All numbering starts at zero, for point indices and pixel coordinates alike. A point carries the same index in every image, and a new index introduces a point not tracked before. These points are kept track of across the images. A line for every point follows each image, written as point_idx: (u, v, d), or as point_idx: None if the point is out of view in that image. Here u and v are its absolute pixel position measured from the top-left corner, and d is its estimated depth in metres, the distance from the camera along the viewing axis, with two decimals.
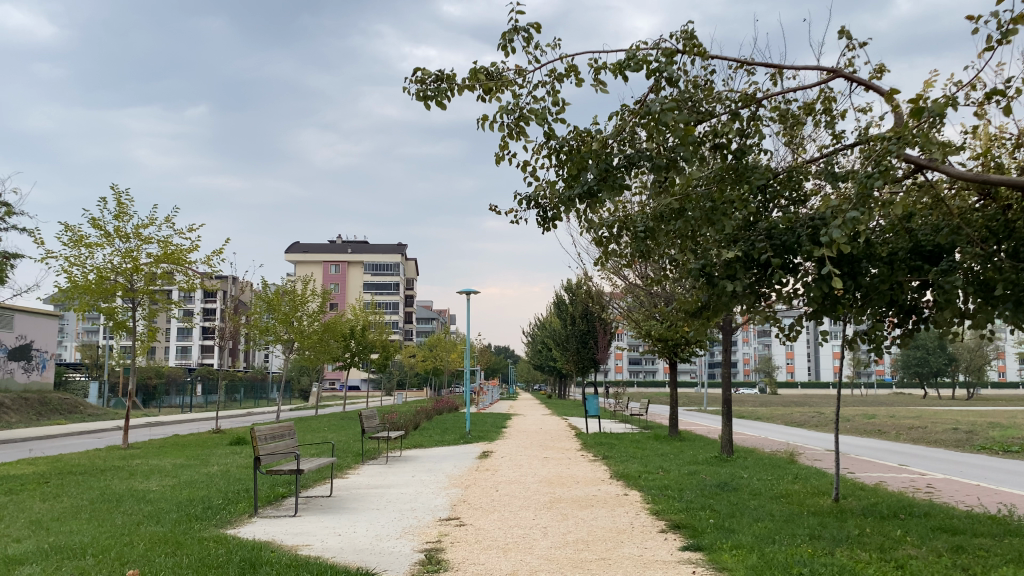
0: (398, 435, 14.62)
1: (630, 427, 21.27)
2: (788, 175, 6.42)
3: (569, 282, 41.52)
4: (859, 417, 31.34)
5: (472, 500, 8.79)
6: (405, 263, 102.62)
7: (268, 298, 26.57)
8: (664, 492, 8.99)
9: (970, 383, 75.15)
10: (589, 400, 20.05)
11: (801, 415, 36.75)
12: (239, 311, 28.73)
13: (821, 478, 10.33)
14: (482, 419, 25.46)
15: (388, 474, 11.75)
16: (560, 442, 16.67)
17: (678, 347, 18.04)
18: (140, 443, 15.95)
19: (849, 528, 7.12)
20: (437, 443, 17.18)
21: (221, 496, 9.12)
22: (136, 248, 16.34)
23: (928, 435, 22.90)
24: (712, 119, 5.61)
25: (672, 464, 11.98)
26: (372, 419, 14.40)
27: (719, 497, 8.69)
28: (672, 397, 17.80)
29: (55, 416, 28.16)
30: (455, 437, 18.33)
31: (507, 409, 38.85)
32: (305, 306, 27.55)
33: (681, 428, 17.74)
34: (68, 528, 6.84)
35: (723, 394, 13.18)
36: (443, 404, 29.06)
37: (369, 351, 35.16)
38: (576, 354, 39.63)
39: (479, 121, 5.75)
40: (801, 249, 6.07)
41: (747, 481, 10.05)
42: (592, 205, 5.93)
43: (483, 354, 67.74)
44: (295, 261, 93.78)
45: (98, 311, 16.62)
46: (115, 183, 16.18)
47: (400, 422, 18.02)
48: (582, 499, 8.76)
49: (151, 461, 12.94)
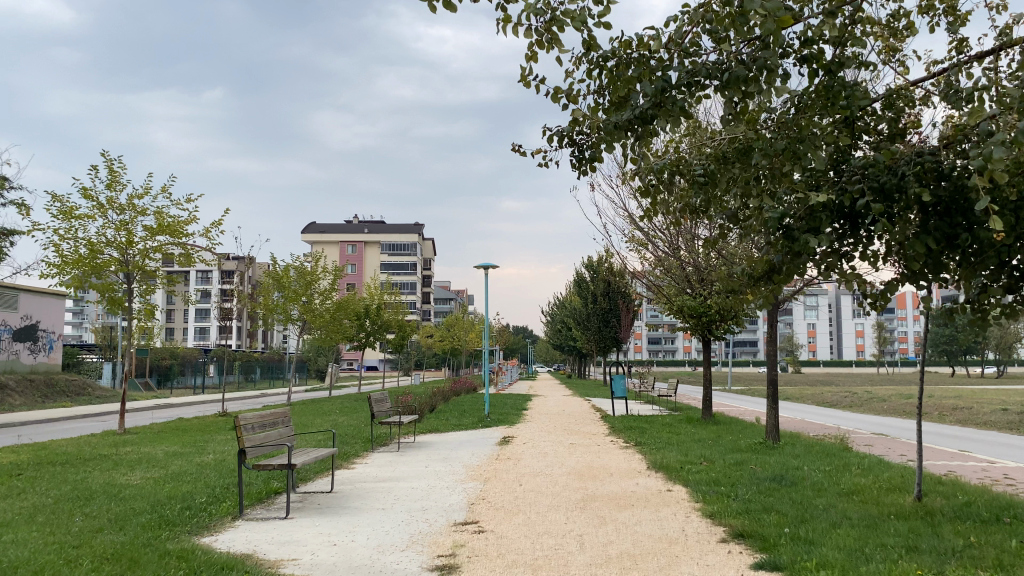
0: (413, 420, 13.43)
1: (659, 409, 20.07)
2: (887, 101, 5.11)
3: (590, 260, 40.20)
4: (894, 398, 30.00)
5: (492, 498, 7.63)
6: (422, 243, 101.63)
7: (278, 275, 25.52)
8: (714, 488, 7.79)
9: (1000, 361, 73.49)
10: (616, 382, 18.85)
11: (833, 394, 35.40)
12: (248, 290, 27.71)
13: (888, 469, 9.08)
14: (502, 400, 24.34)
15: (399, 464, 10.63)
16: (586, 426, 15.49)
17: (715, 323, 16.68)
18: (138, 429, 14.95)
19: (953, 537, 5.89)
20: (454, 427, 16.06)
21: (207, 493, 8.00)
22: (131, 219, 15.24)
23: (974, 415, 21.57)
24: (803, 18, 4.34)
25: (714, 452, 10.78)
26: (384, 403, 13.20)
27: (780, 495, 7.47)
28: (705, 377, 16.54)
29: (62, 399, 27.33)
30: (473, 420, 17.20)
31: (527, 389, 37.64)
32: (316, 284, 26.46)
33: (716, 411, 16.52)
34: (10, 538, 5.73)
35: (768, 374, 11.92)
36: (461, 384, 27.97)
37: (385, 331, 34.11)
38: (598, 334, 38.27)
39: (500, 29, 4.52)
40: (907, 191, 4.79)
41: (806, 474, 8.84)
42: (643, 137, 4.69)
43: (501, 334, 66.77)
44: (312, 241, 93.07)
45: (92, 288, 15.58)
46: (106, 149, 15.04)
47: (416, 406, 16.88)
48: (619, 497, 7.58)
49: (142, 450, 11.88)
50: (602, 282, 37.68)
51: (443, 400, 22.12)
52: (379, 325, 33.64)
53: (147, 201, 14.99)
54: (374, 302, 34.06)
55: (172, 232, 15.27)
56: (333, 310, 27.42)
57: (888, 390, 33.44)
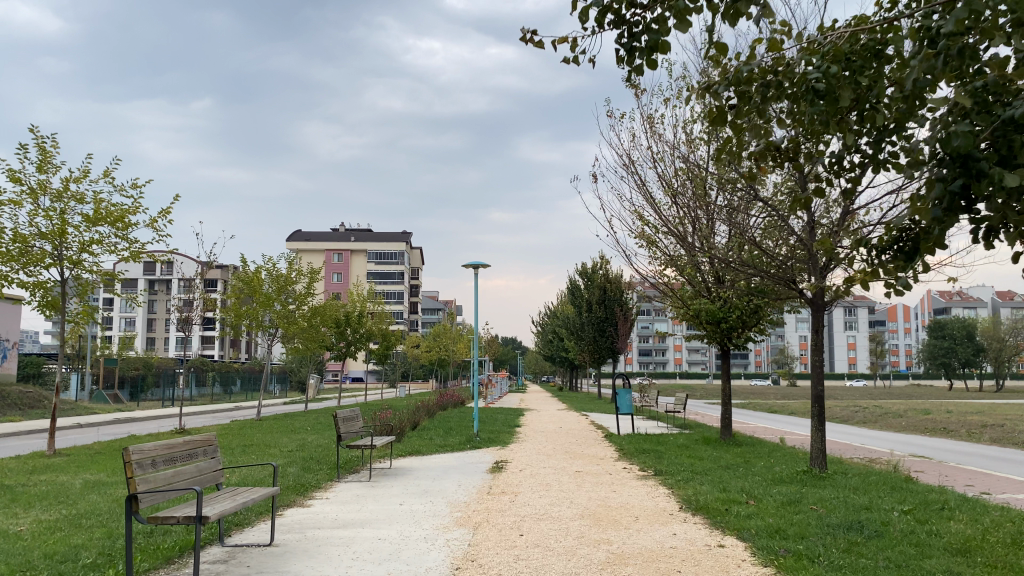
0: (388, 442, 11.45)
1: (667, 428, 18.09)
2: None
3: (585, 267, 38.41)
4: (909, 413, 28.21)
5: (485, 559, 5.64)
6: (410, 253, 99.64)
7: (248, 279, 23.36)
8: (783, 543, 5.83)
9: (999, 375, 72.18)
10: (621, 397, 16.87)
11: (842, 409, 33.47)
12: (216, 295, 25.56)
13: (989, 513, 7.13)
14: (492, 416, 22.33)
15: (369, 499, 8.61)
16: (589, 447, 13.50)
17: (734, 330, 14.77)
18: (70, 450, 12.84)
19: None
20: (438, 448, 14.04)
21: (103, 547, 5.96)
22: (64, 206, 13.17)
23: (1009, 434, 19.70)
24: None
25: (754, 485, 8.83)
26: (356, 424, 11.20)
27: (875, 556, 5.51)
28: (723, 392, 14.61)
29: (12, 412, 25.09)
30: (460, 439, 15.18)
31: (518, 403, 35.59)
32: (292, 289, 24.38)
33: (735, 431, 14.58)
34: None
35: (812, 390, 10.01)
36: (447, 397, 25.95)
37: (366, 340, 32.02)
38: (593, 343, 36.32)
39: None
40: None
41: (886, 518, 6.91)
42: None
43: (491, 346, 64.90)
44: (298, 250, 90.96)
45: (21, 286, 13.50)
46: (35, 125, 13.00)
47: (394, 426, 14.84)
48: (657, 556, 5.60)
49: (59, 480, 9.81)
50: (598, 290, 35.85)
51: (428, 416, 20.08)
52: (360, 335, 31.49)
53: (84, 184, 12.96)
54: (356, 308, 31.96)
55: (113, 222, 13.19)
56: (309, 316, 25.33)
57: (897, 405, 31.70)
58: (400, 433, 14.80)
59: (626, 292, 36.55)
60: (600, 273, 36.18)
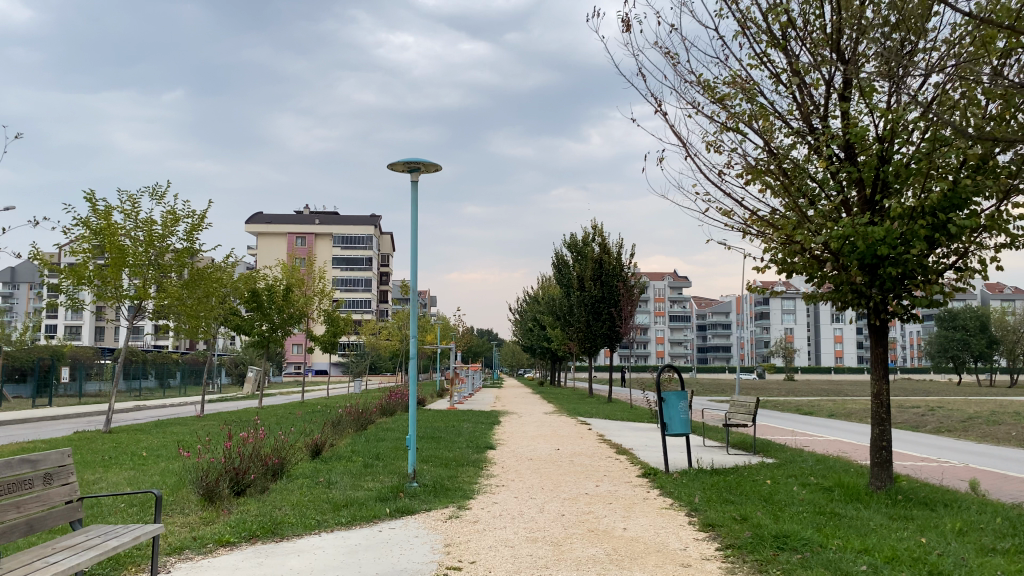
0: (103, 560, 3.83)
1: (734, 456, 11.08)
2: None
3: (575, 238, 31.56)
4: (1006, 418, 21.43)
5: None
6: (379, 239, 92.21)
7: (96, 226, 16.21)
8: None
9: (1014, 369, 65.52)
10: (672, 405, 9.86)
11: (896, 410, 26.66)
12: (85, 283, 16.23)
13: None
14: (455, 426, 15.21)
15: None
16: (634, 518, 6.48)
17: (905, 280, 7.76)
18: None
19: None
20: (325, 511, 6.92)
21: None
22: None
23: None
24: None
25: None
26: (5, 511, 3.71)
27: None
28: (877, 395, 7.71)
29: None
30: (380, 487, 8.05)
31: (494, 402, 28.52)
32: (165, 245, 17.00)
33: (896, 476, 7.70)
34: None
35: None
36: (392, 399, 18.73)
37: (297, 321, 24.58)
38: (585, 329, 29.36)
39: None
40: None
41: None
42: None
43: (463, 335, 57.69)
44: (255, 233, 82.74)
45: None
46: None
47: (223, 463, 7.51)
48: None
49: None
50: (592, 264, 28.95)
51: (353, 433, 12.84)
52: (287, 316, 24.05)
53: None
54: (283, 281, 24.57)
55: None
56: (194, 284, 17.97)
57: (968, 407, 24.86)
58: (234, 477, 7.49)
59: (627, 267, 29.68)
60: (595, 245, 29.27)
